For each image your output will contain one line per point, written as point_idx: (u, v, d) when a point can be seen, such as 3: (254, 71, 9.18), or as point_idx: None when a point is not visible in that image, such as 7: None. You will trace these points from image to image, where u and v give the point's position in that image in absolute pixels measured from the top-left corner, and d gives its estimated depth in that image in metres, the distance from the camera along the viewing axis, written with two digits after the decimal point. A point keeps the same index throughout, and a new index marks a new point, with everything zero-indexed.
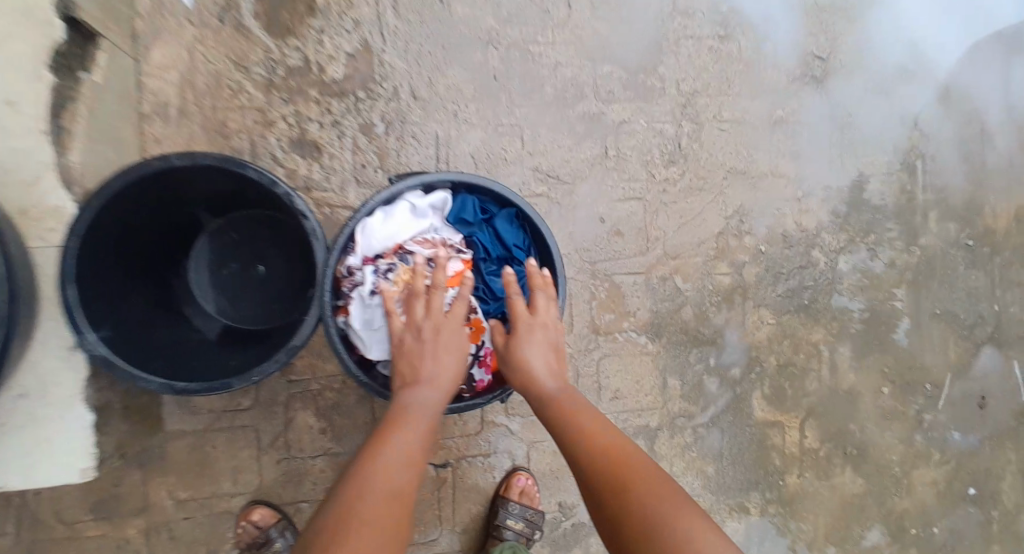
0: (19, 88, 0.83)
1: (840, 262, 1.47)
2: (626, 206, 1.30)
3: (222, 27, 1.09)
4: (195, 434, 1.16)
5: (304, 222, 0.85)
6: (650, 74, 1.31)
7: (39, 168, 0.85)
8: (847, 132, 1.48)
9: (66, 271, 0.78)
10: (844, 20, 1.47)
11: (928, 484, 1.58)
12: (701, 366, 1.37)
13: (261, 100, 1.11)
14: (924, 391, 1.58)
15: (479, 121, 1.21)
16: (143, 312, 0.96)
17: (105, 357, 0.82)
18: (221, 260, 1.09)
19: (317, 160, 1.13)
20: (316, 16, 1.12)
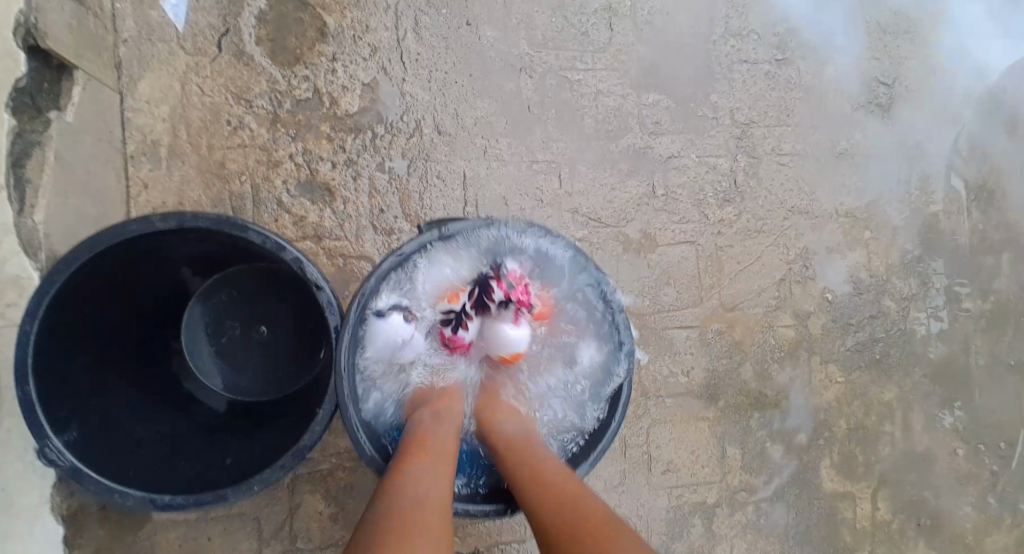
0: None
1: (912, 309, 1.30)
2: (677, 251, 1.15)
3: (220, 55, 0.96)
4: (190, 523, 0.99)
5: (316, 292, 0.71)
6: (700, 101, 1.15)
7: (1, 235, 0.72)
8: (916, 165, 1.30)
9: (24, 365, 0.64)
10: (910, 43, 1.29)
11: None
12: (762, 433, 1.23)
13: (265, 136, 0.96)
14: (1000, 452, 1.39)
15: (513, 160, 1.06)
16: (125, 394, 0.82)
17: (73, 466, 0.67)
18: (220, 317, 0.93)
19: (329, 205, 0.98)
20: (328, 41, 0.98)
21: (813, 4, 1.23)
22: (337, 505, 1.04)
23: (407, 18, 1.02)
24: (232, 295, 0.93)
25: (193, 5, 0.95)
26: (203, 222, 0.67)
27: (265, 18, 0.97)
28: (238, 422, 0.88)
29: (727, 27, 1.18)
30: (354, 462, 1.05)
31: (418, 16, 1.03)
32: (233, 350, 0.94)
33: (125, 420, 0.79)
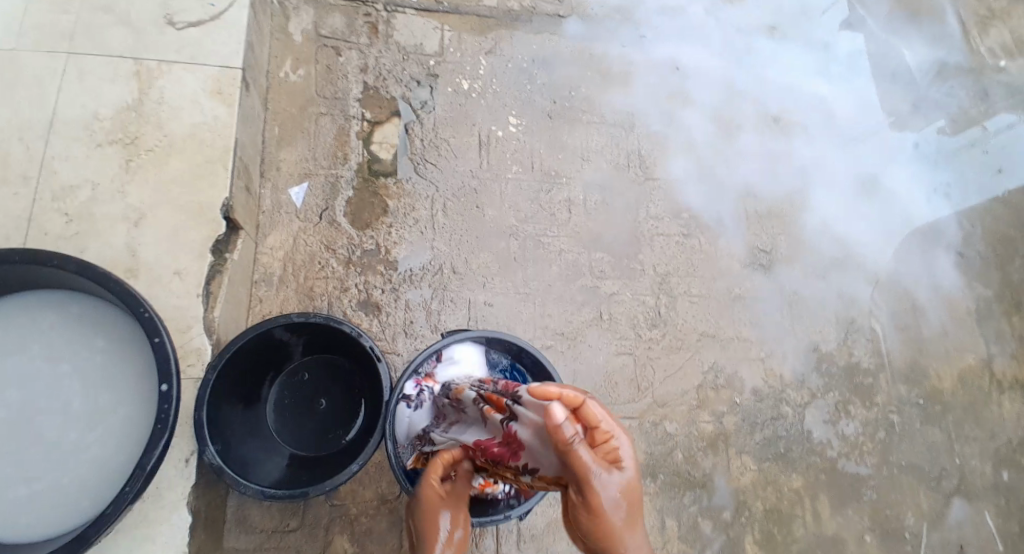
0: (187, 264, 1.21)
1: (807, 415, 1.70)
2: (620, 360, 1.60)
3: (320, 222, 1.50)
4: (249, 553, 1.33)
5: (377, 363, 1.21)
6: (633, 258, 1.68)
7: (193, 319, 1.19)
8: (796, 307, 1.77)
9: (204, 397, 1.11)
10: (783, 224, 1.82)
11: None
12: (694, 508, 1.57)
13: (341, 272, 1.47)
14: (908, 542, 1.67)
15: (503, 293, 1.56)
16: (245, 429, 1.25)
17: (219, 466, 1.10)
18: (298, 391, 1.36)
19: (378, 318, 1.46)
20: (388, 215, 1.54)
21: (709, 198, 1.78)
22: (360, 544, 1.37)
23: (437, 202, 1.58)
24: (310, 377, 1.37)
25: (306, 192, 1.52)
26: (323, 319, 1.19)
27: (350, 201, 1.53)
28: (302, 465, 1.27)
29: (649, 211, 1.72)
30: (375, 511, 1.40)
31: (446, 201, 1.59)
32: (302, 416, 1.35)
33: (244, 446, 1.23)
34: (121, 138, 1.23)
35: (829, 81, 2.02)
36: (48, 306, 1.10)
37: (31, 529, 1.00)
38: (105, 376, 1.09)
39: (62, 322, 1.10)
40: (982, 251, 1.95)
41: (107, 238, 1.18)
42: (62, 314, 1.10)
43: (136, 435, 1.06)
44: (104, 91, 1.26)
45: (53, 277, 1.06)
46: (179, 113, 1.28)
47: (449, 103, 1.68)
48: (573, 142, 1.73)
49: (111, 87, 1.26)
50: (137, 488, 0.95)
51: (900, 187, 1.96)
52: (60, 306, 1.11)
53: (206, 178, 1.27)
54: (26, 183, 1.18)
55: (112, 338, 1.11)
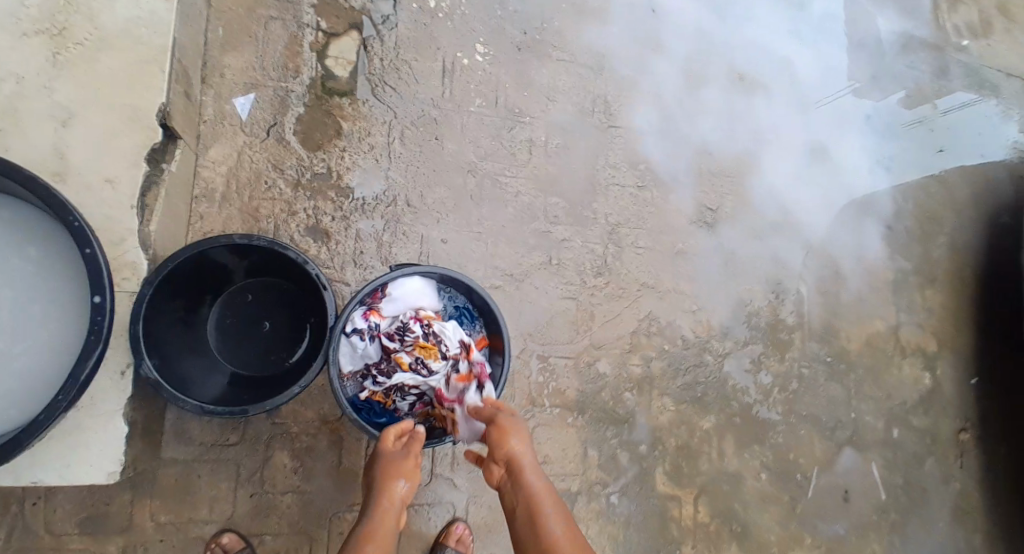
0: (119, 171, 1.13)
1: (728, 364, 1.83)
2: (562, 303, 1.66)
3: (268, 138, 1.43)
4: (186, 463, 1.37)
5: (322, 292, 1.21)
6: (586, 205, 1.70)
7: (126, 233, 1.13)
8: (733, 264, 1.85)
9: (139, 313, 1.08)
10: (733, 182, 1.86)
11: None
12: (615, 442, 1.70)
13: (289, 194, 1.43)
14: (797, 480, 1.89)
15: (456, 229, 1.56)
16: (183, 344, 1.24)
17: (155, 381, 1.10)
18: (240, 309, 1.35)
19: (326, 245, 1.44)
20: (342, 138, 1.48)
21: (667, 152, 1.80)
22: (299, 460, 1.42)
23: (394, 128, 1.53)
24: (253, 297, 1.35)
25: (254, 104, 1.44)
26: (269, 243, 1.17)
27: (301, 119, 1.46)
28: (242, 384, 1.29)
29: (607, 159, 1.73)
30: (314, 430, 1.44)
31: (403, 128, 1.54)
32: (243, 335, 1.34)
33: (182, 361, 1.22)
34: (41, 25, 1.11)
35: (799, 39, 2.01)
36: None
37: None
38: (32, 285, 1.04)
39: None
40: (910, 226, 2.07)
41: (29, 138, 1.08)
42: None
43: (66, 346, 1.03)
44: None
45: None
46: (113, 3, 1.16)
47: (413, 22, 1.58)
48: (540, 79, 1.68)
49: None
50: (71, 397, 0.93)
51: (847, 155, 2.03)
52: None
53: (144, 79, 1.16)
54: None
55: (42, 245, 1.05)
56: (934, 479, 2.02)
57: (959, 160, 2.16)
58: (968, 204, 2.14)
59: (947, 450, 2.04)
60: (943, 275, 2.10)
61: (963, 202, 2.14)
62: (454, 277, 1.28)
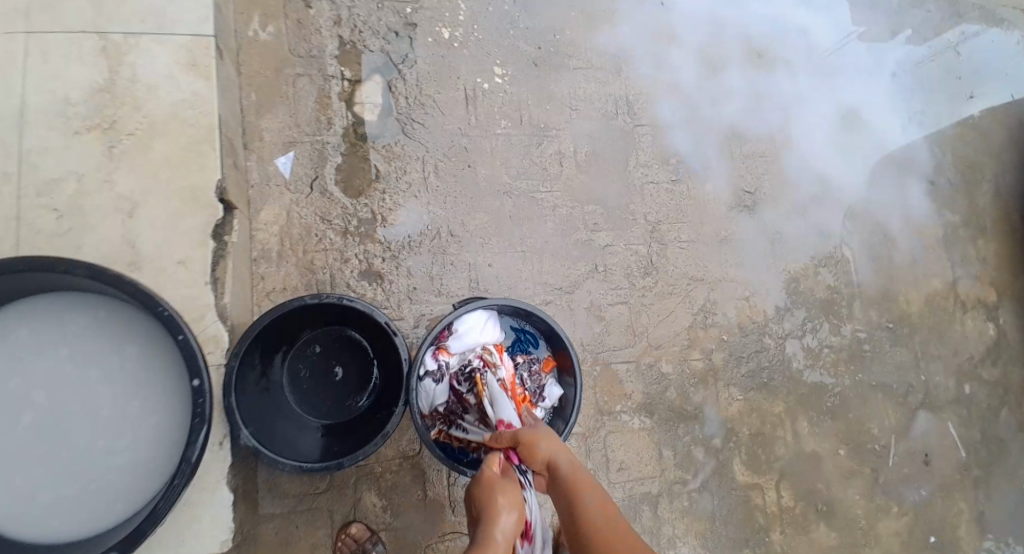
0: (190, 252, 1.18)
1: (788, 345, 1.82)
2: (615, 309, 1.66)
3: (312, 192, 1.47)
4: (282, 517, 1.41)
5: (393, 338, 1.23)
6: (625, 209, 1.71)
7: (203, 308, 1.17)
8: (779, 245, 1.84)
9: (230, 384, 1.12)
10: (767, 163, 1.85)
11: (894, 536, 1.82)
12: (688, 438, 1.70)
13: (340, 243, 1.47)
14: (876, 451, 1.86)
15: (501, 252, 1.58)
16: (270, 405, 1.28)
17: (255, 447, 1.13)
18: (312, 363, 1.38)
19: (382, 287, 1.48)
20: (380, 181, 1.51)
21: (695, 142, 1.79)
22: (386, 497, 1.45)
23: (429, 163, 1.56)
24: (322, 349, 1.38)
25: (294, 161, 1.48)
26: (339, 298, 1.19)
27: (340, 168, 1.50)
28: (329, 435, 1.32)
29: (638, 160, 1.74)
30: (397, 467, 1.47)
31: (437, 162, 1.57)
32: (320, 387, 1.38)
33: (273, 422, 1.26)
34: (97, 123, 1.17)
35: (811, 9, 2.00)
36: (63, 311, 1.09)
37: (90, 521, 1.04)
38: (132, 381, 1.09)
39: (85, 321, 1.09)
40: (952, 178, 2.04)
41: (103, 232, 1.14)
42: (80, 317, 1.09)
43: (169, 437, 1.09)
44: (70, 72, 1.18)
45: (66, 280, 1.04)
46: (154, 90, 1.21)
47: (431, 56, 1.61)
48: (560, 91, 1.70)
49: (77, 68, 1.18)
50: (185, 480, 0.97)
51: (878, 118, 2.00)
52: (75, 310, 1.09)
53: (195, 158, 1.21)
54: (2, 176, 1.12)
55: (138, 343, 1.11)
56: (1011, 430, 1.98)
57: (990, 103, 2.11)
58: (1006, 147, 2.10)
59: (1020, 399, 2.01)
60: (993, 223, 2.06)
61: (1001, 145, 2.10)
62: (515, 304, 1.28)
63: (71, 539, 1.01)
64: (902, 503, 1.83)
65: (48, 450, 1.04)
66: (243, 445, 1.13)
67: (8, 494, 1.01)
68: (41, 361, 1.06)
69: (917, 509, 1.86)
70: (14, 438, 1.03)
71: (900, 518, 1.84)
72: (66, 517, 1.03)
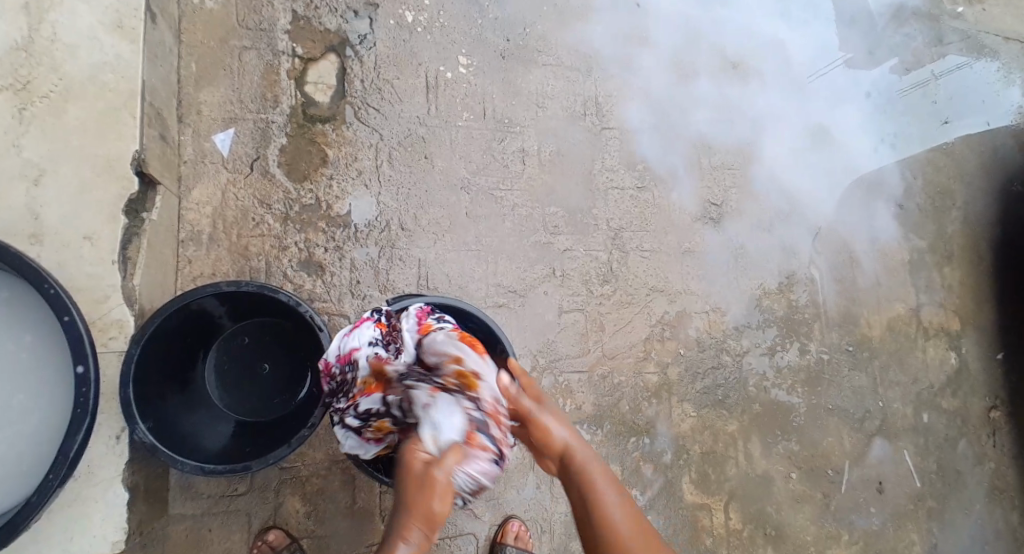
0: (98, 227, 1.09)
1: (746, 362, 1.77)
2: (570, 316, 1.60)
3: (251, 174, 1.38)
4: (195, 518, 1.32)
5: (318, 333, 1.15)
6: (587, 212, 1.64)
7: (110, 290, 1.09)
8: (743, 260, 1.79)
9: (128, 375, 1.03)
10: (735, 176, 1.80)
11: None
12: (638, 454, 1.64)
13: (279, 229, 1.38)
14: (829, 476, 1.82)
15: (453, 250, 1.50)
16: (182, 399, 1.19)
17: (152, 443, 1.05)
18: (235, 356, 1.29)
19: (321, 278, 1.39)
20: (328, 166, 1.43)
21: (663, 148, 1.74)
22: (311, 503, 1.37)
23: (381, 151, 1.48)
24: (249, 342, 1.30)
25: (234, 139, 1.39)
26: (258, 287, 1.11)
27: (284, 150, 1.41)
28: (245, 435, 1.23)
29: (603, 164, 1.67)
30: (325, 471, 1.39)
31: (391, 150, 1.48)
32: (241, 383, 1.29)
33: (182, 418, 1.17)
34: (5, 82, 1.07)
35: (789, 22, 1.95)
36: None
37: None
38: (19, 372, 1.00)
39: None
40: (922, 203, 2.01)
41: (0, 201, 1.04)
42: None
43: (50, 434, 1.00)
44: None
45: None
46: (77, 52, 1.12)
47: (392, 39, 1.53)
48: (527, 86, 1.63)
49: None
50: (61, 476, 0.89)
51: (850, 137, 1.96)
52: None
53: (114, 128, 1.12)
54: None
55: (34, 332, 1.02)
56: (967, 461, 1.96)
57: (963, 131, 2.10)
58: (978, 174, 2.08)
59: (976, 430, 1.99)
60: (960, 251, 2.04)
61: (973, 172, 2.08)
62: (449, 303, 1.21)
63: None
64: (852, 531, 1.79)
65: None
66: (139, 442, 1.04)
67: None
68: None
69: (866, 538, 1.82)
70: None
71: (849, 546, 1.80)
72: None
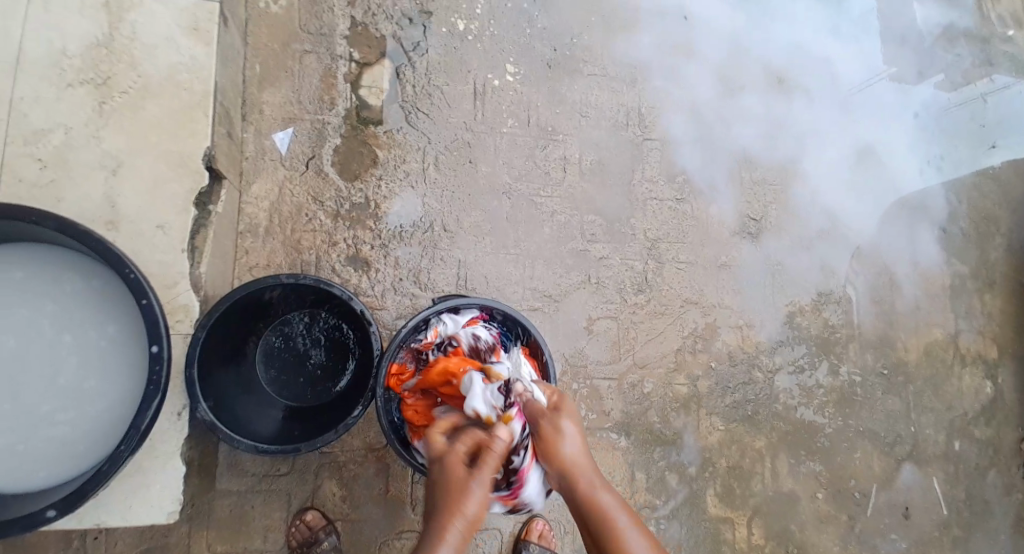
0: (169, 216, 1.16)
1: (778, 379, 1.77)
2: (603, 323, 1.63)
3: (307, 172, 1.45)
4: (240, 495, 1.39)
5: (367, 327, 1.21)
6: (624, 222, 1.67)
7: (177, 276, 1.16)
8: (778, 277, 1.79)
9: (193, 356, 1.10)
10: (775, 192, 1.81)
11: None
12: (663, 463, 1.66)
13: (329, 226, 1.44)
14: (856, 499, 1.81)
15: (492, 253, 1.55)
16: (237, 381, 1.26)
17: (211, 422, 1.11)
18: (286, 343, 1.35)
19: (367, 274, 1.45)
20: (378, 167, 1.49)
21: (703, 162, 1.75)
22: (346, 489, 1.43)
23: (429, 154, 1.53)
24: (301, 331, 1.36)
25: (292, 138, 1.46)
26: (315, 280, 1.17)
27: (338, 150, 1.48)
28: (293, 420, 1.29)
29: (643, 174, 1.70)
30: (361, 460, 1.45)
31: (438, 154, 1.54)
32: (290, 370, 1.35)
33: (237, 399, 1.24)
34: (91, 78, 1.16)
35: (837, 40, 1.95)
36: (39, 265, 1.09)
37: (32, 479, 1.04)
38: (96, 353, 1.09)
39: (46, 278, 1.09)
40: (966, 227, 1.98)
41: (82, 188, 1.12)
42: (61, 278, 1.09)
43: (119, 418, 1.08)
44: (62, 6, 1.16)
45: (45, 234, 1.04)
46: (154, 50, 1.20)
47: (444, 47, 1.59)
48: (572, 96, 1.67)
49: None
50: (132, 447, 0.96)
51: (895, 158, 1.95)
52: (53, 267, 1.10)
53: (188, 124, 1.20)
54: None
55: (118, 323, 1.11)
56: (1000, 493, 1.93)
57: (1014, 154, 2.06)
58: None
59: (1011, 463, 1.95)
60: (1003, 278, 2.00)
61: (1022, 198, 2.04)
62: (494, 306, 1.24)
63: (16, 493, 1.02)
64: None
65: None
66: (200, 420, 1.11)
67: None
68: (12, 308, 1.06)
69: None
70: None
71: None
72: (12, 471, 1.03)
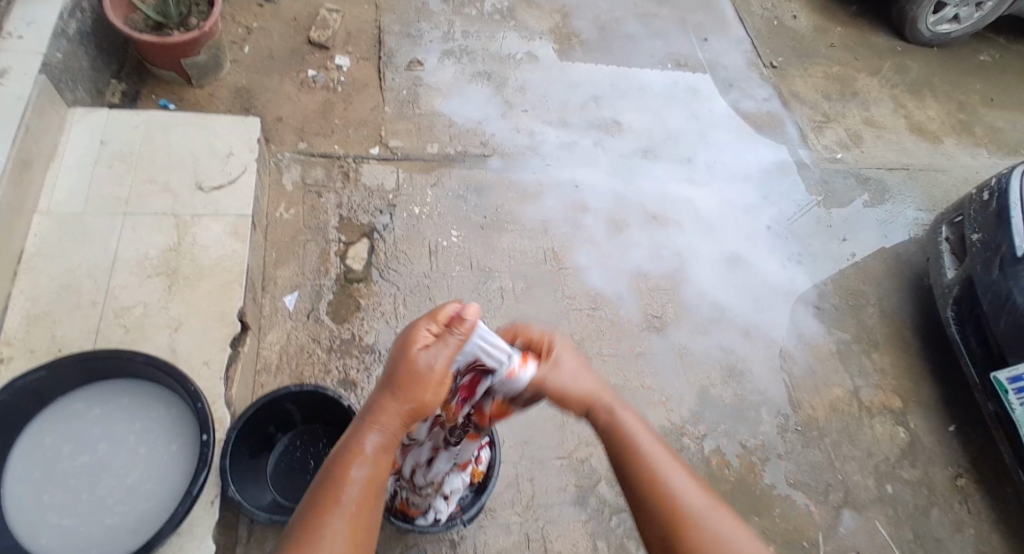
0: (212, 355, 1.66)
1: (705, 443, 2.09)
2: (550, 410, 2.05)
3: (308, 321, 1.97)
4: None
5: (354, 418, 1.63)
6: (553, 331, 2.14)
7: (215, 396, 1.61)
8: (686, 358, 2.23)
9: (226, 449, 1.52)
10: (668, 294, 2.33)
11: None
12: (620, 530, 1.92)
13: (325, 358, 1.92)
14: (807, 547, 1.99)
15: None
16: (254, 479, 1.64)
17: (237, 499, 1.49)
18: (292, 451, 1.76)
19: (354, 391, 1.89)
20: (360, 311, 2.02)
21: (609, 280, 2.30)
22: None
23: (398, 297, 2.07)
24: (303, 440, 1.77)
25: (297, 298, 2.01)
26: (314, 387, 1.63)
27: (330, 303, 2.02)
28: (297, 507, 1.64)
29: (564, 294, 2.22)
30: None
31: (405, 298, 2.07)
32: (295, 472, 1.73)
33: (253, 492, 1.61)
34: (163, 271, 1.74)
35: (693, 185, 2.61)
36: (128, 397, 1.57)
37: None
38: (158, 459, 1.52)
39: (132, 406, 1.57)
40: (837, 303, 2.46)
41: (153, 341, 1.64)
42: (142, 405, 1.57)
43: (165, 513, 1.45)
44: (145, 227, 1.79)
45: (137, 373, 1.55)
46: (205, 249, 1.80)
47: (407, 224, 2.22)
48: (503, 245, 2.26)
49: (150, 224, 1.80)
50: (185, 509, 1.34)
51: (761, 260, 2.50)
52: (136, 398, 1.57)
53: (227, 292, 1.75)
54: (85, 285, 1.68)
55: (179, 442, 1.54)
56: (948, 529, 2.10)
57: (865, 244, 2.62)
58: (884, 278, 2.56)
59: (945, 498, 2.16)
60: (885, 339, 2.42)
61: (879, 275, 2.56)
62: None
63: None
64: None
65: (82, 494, 1.46)
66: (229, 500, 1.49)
67: (54, 524, 1.41)
68: (112, 426, 1.54)
69: None
70: (68, 481, 1.47)
71: None
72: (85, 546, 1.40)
